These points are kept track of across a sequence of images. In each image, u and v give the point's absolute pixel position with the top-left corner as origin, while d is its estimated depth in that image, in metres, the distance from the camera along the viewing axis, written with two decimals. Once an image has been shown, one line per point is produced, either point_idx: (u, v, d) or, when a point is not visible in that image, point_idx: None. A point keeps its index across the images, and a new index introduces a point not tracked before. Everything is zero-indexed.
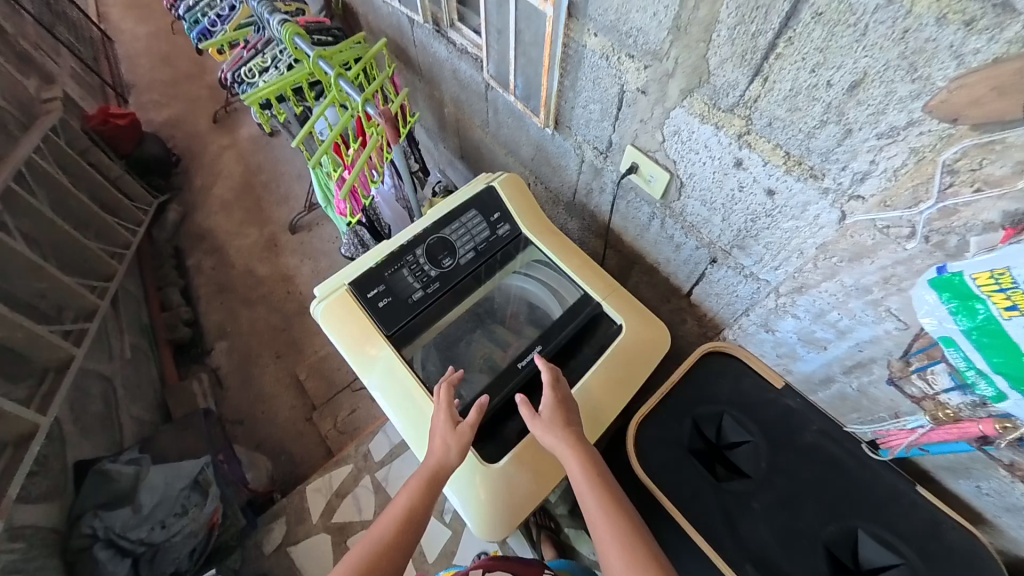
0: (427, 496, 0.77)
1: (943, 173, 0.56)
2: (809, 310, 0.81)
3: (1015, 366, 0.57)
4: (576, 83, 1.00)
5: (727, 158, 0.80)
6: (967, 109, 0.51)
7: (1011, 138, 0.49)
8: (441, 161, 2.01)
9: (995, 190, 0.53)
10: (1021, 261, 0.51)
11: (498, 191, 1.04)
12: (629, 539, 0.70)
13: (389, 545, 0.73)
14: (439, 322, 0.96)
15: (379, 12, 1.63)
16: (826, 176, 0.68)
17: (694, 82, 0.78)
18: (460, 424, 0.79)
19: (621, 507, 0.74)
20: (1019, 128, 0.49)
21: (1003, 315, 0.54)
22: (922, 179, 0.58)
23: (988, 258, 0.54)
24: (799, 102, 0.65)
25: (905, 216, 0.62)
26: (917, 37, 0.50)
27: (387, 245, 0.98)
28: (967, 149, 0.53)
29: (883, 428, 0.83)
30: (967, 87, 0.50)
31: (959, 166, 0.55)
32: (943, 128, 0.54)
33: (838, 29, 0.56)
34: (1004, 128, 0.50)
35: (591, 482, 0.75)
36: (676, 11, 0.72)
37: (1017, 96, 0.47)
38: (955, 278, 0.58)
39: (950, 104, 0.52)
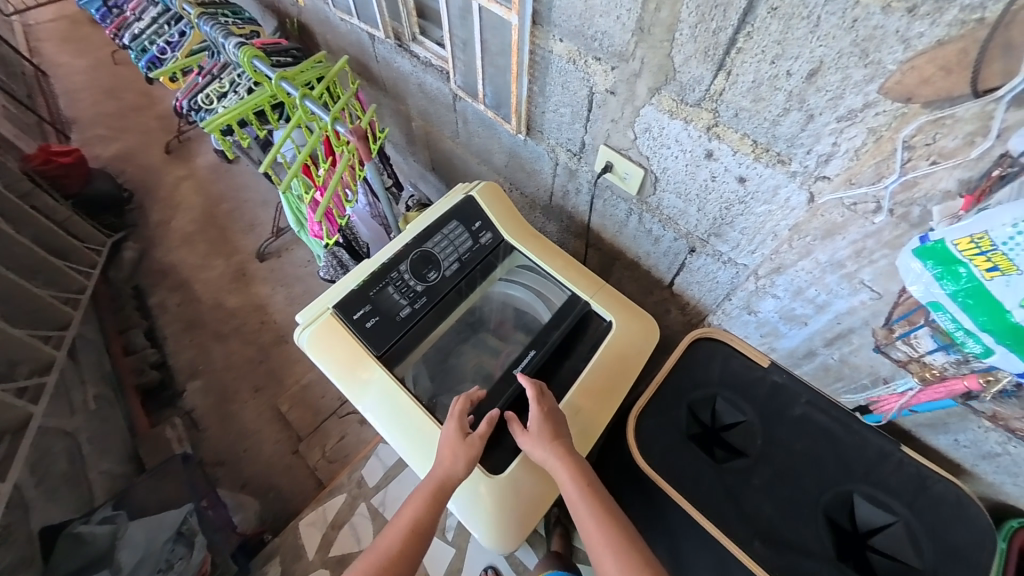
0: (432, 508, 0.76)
1: (901, 149, 0.60)
2: (788, 288, 0.82)
3: (1001, 321, 0.57)
4: (545, 88, 1.02)
5: (697, 150, 0.83)
6: (920, 88, 0.55)
7: (960, 112, 0.54)
8: (412, 175, 1.99)
9: (949, 164, 0.57)
10: (998, 223, 0.52)
11: (478, 200, 1.02)
12: (621, 545, 0.73)
13: (399, 557, 0.74)
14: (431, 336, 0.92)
15: (337, 31, 1.62)
16: (792, 160, 0.71)
17: (660, 80, 0.80)
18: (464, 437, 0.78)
19: (611, 515, 0.76)
20: (966, 103, 0.53)
21: (985, 277, 0.56)
22: (883, 156, 0.61)
23: (964, 224, 0.55)
24: (761, 93, 0.68)
25: (871, 192, 0.65)
26: (866, 25, 0.54)
27: (370, 261, 0.93)
28: (922, 125, 0.57)
29: (874, 395, 0.87)
30: (916, 69, 0.54)
31: (916, 142, 0.58)
32: (897, 108, 0.57)
33: (794, 22, 0.60)
34: (952, 103, 0.54)
35: (584, 493, 0.76)
36: (638, 12, 0.75)
37: (962, 74, 0.51)
38: (939, 245, 0.58)
39: (903, 85, 0.56)
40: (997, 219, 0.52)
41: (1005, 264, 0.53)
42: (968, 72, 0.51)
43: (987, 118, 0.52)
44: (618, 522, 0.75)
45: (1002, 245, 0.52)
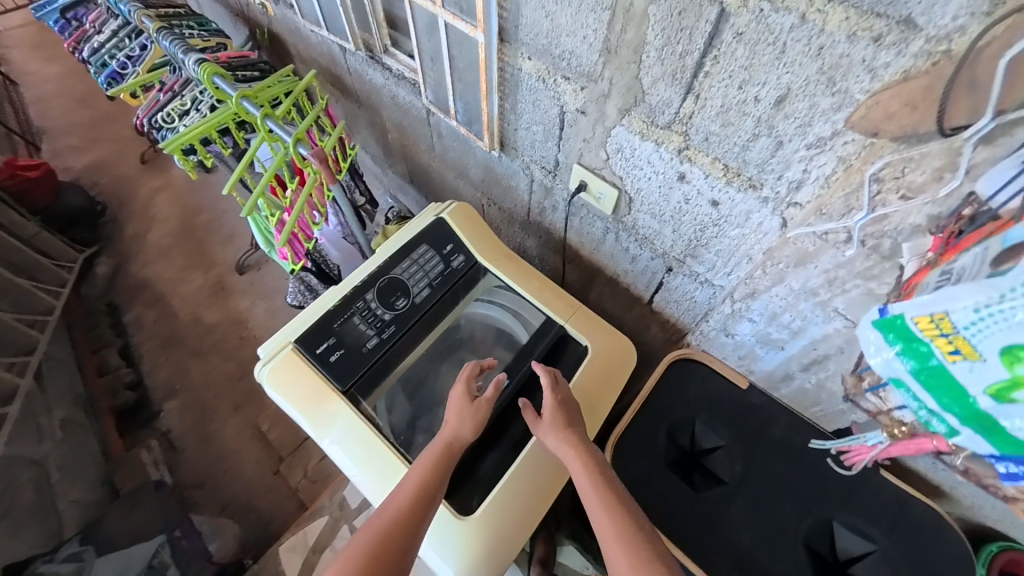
0: (437, 474, 0.72)
1: (870, 182, 0.57)
2: (763, 313, 0.79)
3: (964, 405, 0.50)
4: (516, 105, 0.99)
5: (670, 172, 0.81)
6: (885, 123, 0.53)
7: (928, 148, 0.52)
8: (391, 186, 1.95)
9: (918, 203, 0.55)
10: (956, 303, 0.45)
11: (448, 222, 0.99)
12: (632, 527, 0.65)
13: (397, 525, 0.66)
14: (400, 367, 0.88)
15: (309, 41, 1.58)
16: (764, 185, 0.69)
17: (630, 101, 0.77)
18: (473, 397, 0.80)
19: (622, 499, 0.69)
20: (935, 141, 0.51)
21: (947, 359, 0.49)
22: (852, 187, 0.59)
23: (927, 300, 0.48)
24: (730, 117, 0.66)
25: (840, 224, 0.62)
26: (832, 54, 0.52)
27: (335, 288, 0.89)
28: (890, 157, 0.55)
29: (846, 445, 0.81)
30: (881, 104, 0.52)
31: (885, 175, 0.56)
32: (866, 139, 0.56)
33: (760, 48, 0.57)
34: (920, 141, 0.52)
35: (594, 482, 0.71)
36: (604, 33, 0.72)
37: (927, 109, 0.49)
38: (897, 319, 0.52)
39: (869, 120, 0.54)
40: (958, 300, 0.45)
41: (968, 350, 0.46)
42: (935, 108, 0.49)
43: (956, 154, 0.50)
44: (629, 506, 0.69)
45: (964, 329, 0.45)
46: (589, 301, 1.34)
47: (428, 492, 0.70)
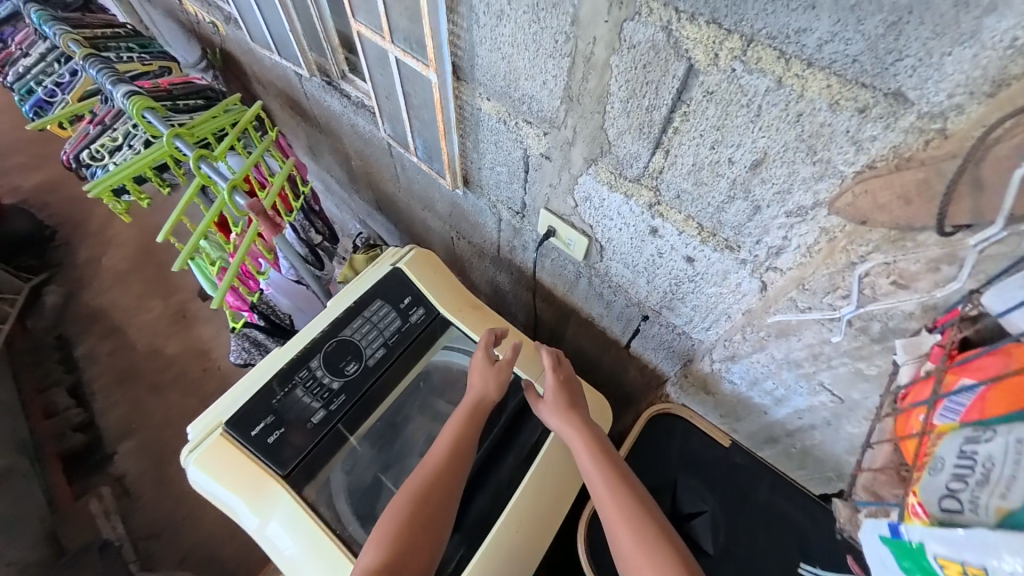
0: (461, 443, 0.73)
1: (857, 263, 0.52)
2: (743, 377, 0.74)
3: None
4: (478, 145, 0.92)
5: (641, 225, 0.75)
6: (876, 212, 0.47)
7: (921, 237, 0.47)
8: (359, 212, 1.86)
9: (910, 301, 0.51)
10: (998, 552, 0.34)
11: (405, 273, 0.91)
12: (637, 508, 0.65)
13: (425, 497, 0.67)
14: (349, 441, 0.79)
15: (263, 63, 1.48)
16: (741, 248, 0.63)
17: (596, 151, 0.71)
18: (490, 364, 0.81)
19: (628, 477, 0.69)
20: (926, 232, 0.46)
21: None
22: (838, 268, 0.53)
23: (957, 533, 0.37)
24: (703, 177, 0.60)
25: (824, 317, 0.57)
26: (812, 121, 0.46)
27: (275, 355, 0.80)
28: (879, 243, 0.49)
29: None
30: (870, 193, 0.46)
31: (874, 259, 0.51)
32: (839, 224, 0.51)
33: (732, 109, 0.51)
34: (911, 232, 0.47)
35: (598, 459, 0.71)
36: (565, 80, 0.65)
37: (926, 204, 0.44)
38: (917, 547, 0.41)
39: (856, 208, 0.48)
40: (999, 546, 0.34)
41: None
42: (931, 205, 0.44)
43: (956, 247, 0.45)
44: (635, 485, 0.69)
45: None
46: (566, 339, 1.27)
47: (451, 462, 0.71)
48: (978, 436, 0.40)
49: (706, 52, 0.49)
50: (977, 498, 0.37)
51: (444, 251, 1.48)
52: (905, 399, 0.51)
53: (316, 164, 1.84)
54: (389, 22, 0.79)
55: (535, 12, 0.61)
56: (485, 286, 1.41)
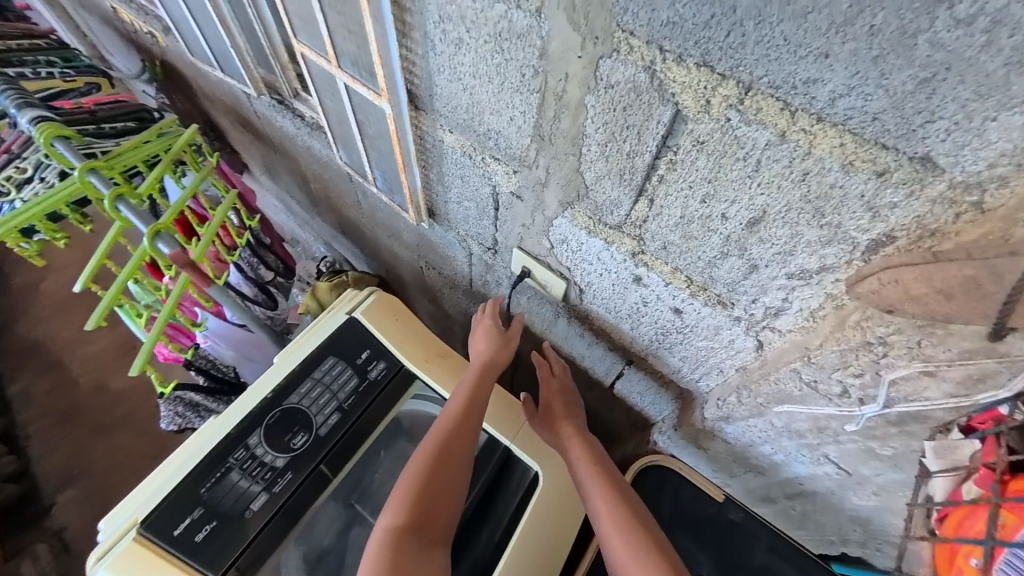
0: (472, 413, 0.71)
1: (874, 344, 0.44)
2: (739, 439, 0.68)
3: None
4: (443, 177, 0.83)
5: (624, 273, 0.67)
6: (904, 302, 0.39)
7: (955, 326, 0.38)
8: (323, 234, 1.73)
9: (944, 404, 0.44)
10: None
11: (362, 323, 0.81)
12: (631, 517, 0.61)
13: (442, 451, 0.66)
14: (297, 526, 0.68)
15: (209, 79, 1.36)
16: (735, 305, 0.56)
17: (572, 194, 0.63)
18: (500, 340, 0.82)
19: (620, 485, 0.66)
20: (961, 323, 0.37)
21: None
22: (850, 345, 0.45)
23: None
24: (693, 231, 0.53)
25: (841, 413, 0.51)
26: (820, 181, 0.39)
27: (207, 430, 0.69)
28: (900, 325, 0.41)
29: None
30: (901, 280, 0.39)
31: (893, 344, 0.43)
32: (836, 296, 0.46)
33: (726, 161, 0.44)
34: (941, 322, 0.38)
35: (589, 461, 0.69)
36: (535, 118, 0.57)
37: (979, 301, 0.35)
38: None
39: (881, 296, 0.40)
40: None
41: None
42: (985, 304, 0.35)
43: (997, 341, 0.36)
44: (628, 493, 0.65)
45: None
46: None
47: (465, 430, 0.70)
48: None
49: (696, 98, 0.42)
50: None
51: (414, 279, 1.37)
52: (944, 528, 0.41)
53: (274, 184, 1.71)
54: (335, 46, 0.70)
55: (497, 43, 0.52)
56: (459, 317, 1.32)
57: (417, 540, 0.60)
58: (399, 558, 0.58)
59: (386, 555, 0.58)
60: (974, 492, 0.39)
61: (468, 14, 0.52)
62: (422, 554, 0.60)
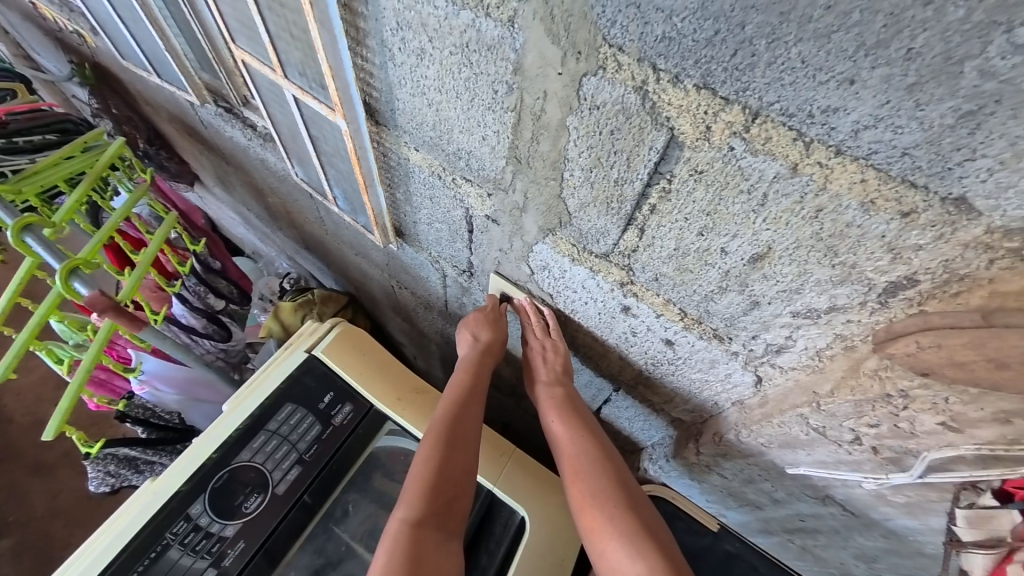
0: (465, 406, 0.69)
1: (893, 396, 0.40)
2: (736, 475, 0.64)
3: None
4: (410, 198, 0.76)
5: (611, 302, 0.62)
6: (945, 367, 0.34)
7: (986, 387, 0.33)
8: (286, 249, 1.61)
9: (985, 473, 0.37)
10: None
11: (324, 362, 0.74)
12: (631, 517, 0.56)
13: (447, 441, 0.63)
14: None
15: (148, 84, 1.23)
16: (733, 340, 0.51)
17: (553, 221, 0.57)
18: (491, 327, 0.77)
19: (622, 480, 0.61)
20: (1002, 393, 0.33)
21: None
22: (865, 397, 0.42)
23: None
24: (688, 264, 0.48)
25: (864, 479, 0.48)
26: (834, 219, 0.35)
27: (139, 499, 0.60)
28: (928, 381, 0.36)
29: None
30: (936, 346, 0.34)
31: (915, 394, 0.38)
32: (846, 337, 0.41)
33: (728, 193, 0.39)
34: (977, 386, 0.33)
35: (589, 447, 0.64)
36: (510, 139, 0.51)
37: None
38: None
39: (919, 358, 0.35)
40: None
41: None
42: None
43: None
44: (629, 488, 0.60)
45: None
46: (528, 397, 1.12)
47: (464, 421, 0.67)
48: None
49: (695, 124, 0.37)
50: None
51: (386, 298, 1.28)
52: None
53: (229, 196, 1.58)
54: (279, 54, 0.62)
55: (465, 55, 0.46)
56: (435, 337, 1.24)
57: (431, 531, 0.56)
58: (416, 549, 0.53)
59: (399, 547, 0.53)
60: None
61: (431, 22, 0.45)
62: (440, 545, 0.56)
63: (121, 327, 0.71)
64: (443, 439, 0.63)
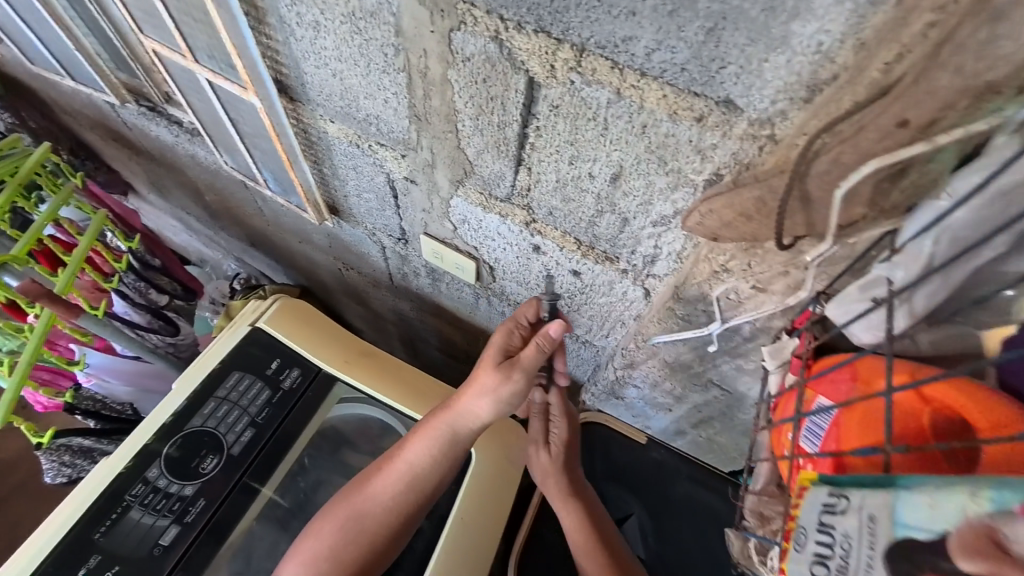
0: (415, 479, 0.67)
1: (720, 272, 0.50)
2: (646, 381, 0.73)
3: None
4: (337, 171, 0.80)
5: (523, 244, 0.69)
6: (723, 230, 0.45)
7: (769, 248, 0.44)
8: (233, 250, 1.60)
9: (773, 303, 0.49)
10: None
11: (268, 333, 0.77)
12: (605, 554, 0.67)
13: (371, 521, 0.65)
14: (232, 539, 0.66)
15: (63, 91, 1.21)
16: (619, 259, 0.60)
17: (459, 172, 0.64)
18: (500, 372, 0.63)
19: (599, 520, 0.71)
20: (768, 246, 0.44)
21: None
22: (705, 277, 0.52)
23: None
24: (570, 193, 0.56)
25: (699, 336, 0.58)
26: (656, 132, 0.43)
27: (95, 473, 0.64)
28: (735, 254, 0.48)
29: None
30: (715, 212, 0.44)
31: (732, 266, 0.49)
32: (691, 237, 0.51)
33: (581, 123, 0.47)
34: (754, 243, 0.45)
35: (570, 490, 0.72)
36: (407, 98, 0.57)
37: (762, 221, 0.42)
38: None
39: (705, 227, 0.46)
40: None
41: None
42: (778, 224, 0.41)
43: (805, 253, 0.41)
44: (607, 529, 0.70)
45: None
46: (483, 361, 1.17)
47: (402, 493, 0.66)
48: (836, 506, 0.36)
49: (542, 64, 0.44)
50: None
51: (337, 284, 1.32)
52: (774, 413, 0.49)
53: (166, 202, 1.55)
54: (187, 39, 0.66)
55: (353, 23, 0.52)
56: (388, 315, 1.28)
57: None
58: None
59: None
60: (793, 379, 0.48)
61: None
62: None
63: (59, 319, 0.73)
64: (362, 522, 0.65)
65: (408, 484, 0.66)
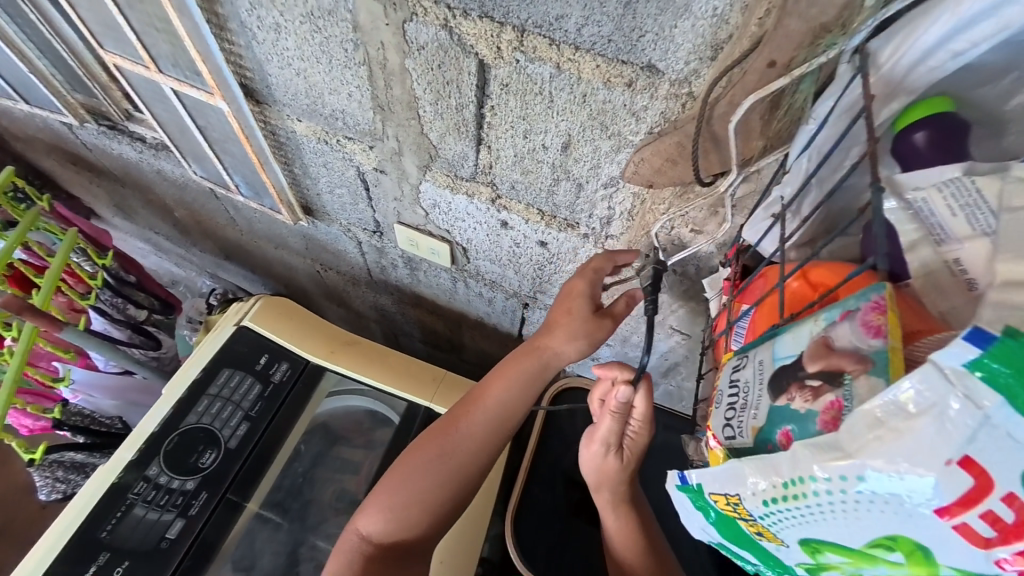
0: (489, 423, 0.63)
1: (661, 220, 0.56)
2: (616, 338, 0.79)
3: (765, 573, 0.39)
4: (308, 169, 0.83)
5: (492, 221, 0.74)
6: (655, 176, 0.52)
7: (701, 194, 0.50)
8: (206, 266, 1.59)
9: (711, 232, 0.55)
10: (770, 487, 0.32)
11: (254, 330, 0.80)
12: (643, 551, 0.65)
13: (452, 455, 0.62)
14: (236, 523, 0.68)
15: (17, 117, 1.19)
16: (580, 224, 0.66)
17: (425, 157, 0.68)
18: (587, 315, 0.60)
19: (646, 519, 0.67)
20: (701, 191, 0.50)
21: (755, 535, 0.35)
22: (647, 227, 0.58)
23: None
24: (528, 165, 0.61)
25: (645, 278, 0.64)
26: (595, 100, 0.49)
27: (98, 474, 0.66)
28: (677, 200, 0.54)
29: None
30: (645, 160, 0.51)
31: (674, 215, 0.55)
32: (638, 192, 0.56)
33: (529, 98, 0.52)
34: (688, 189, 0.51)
35: (632, 490, 0.65)
36: (369, 90, 0.61)
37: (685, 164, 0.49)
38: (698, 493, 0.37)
39: (640, 175, 0.52)
40: None
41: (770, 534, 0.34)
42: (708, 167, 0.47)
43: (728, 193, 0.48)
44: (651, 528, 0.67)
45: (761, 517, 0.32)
46: (467, 347, 1.21)
47: (477, 437, 0.63)
48: (740, 364, 0.40)
49: (489, 46, 0.49)
50: (743, 422, 0.37)
51: (316, 287, 1.33)
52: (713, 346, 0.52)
53: (132, 224, 1.53)
54: (149, 50, 0.68)
55: (312, 22, 0.56)
56: (370, 313, 1.31)
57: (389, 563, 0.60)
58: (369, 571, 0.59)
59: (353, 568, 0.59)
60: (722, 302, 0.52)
61: None
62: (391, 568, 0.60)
63: (40, 332, 0.74)
64: (443, 457, 0.62)
65: (481, 431, 0.63)
